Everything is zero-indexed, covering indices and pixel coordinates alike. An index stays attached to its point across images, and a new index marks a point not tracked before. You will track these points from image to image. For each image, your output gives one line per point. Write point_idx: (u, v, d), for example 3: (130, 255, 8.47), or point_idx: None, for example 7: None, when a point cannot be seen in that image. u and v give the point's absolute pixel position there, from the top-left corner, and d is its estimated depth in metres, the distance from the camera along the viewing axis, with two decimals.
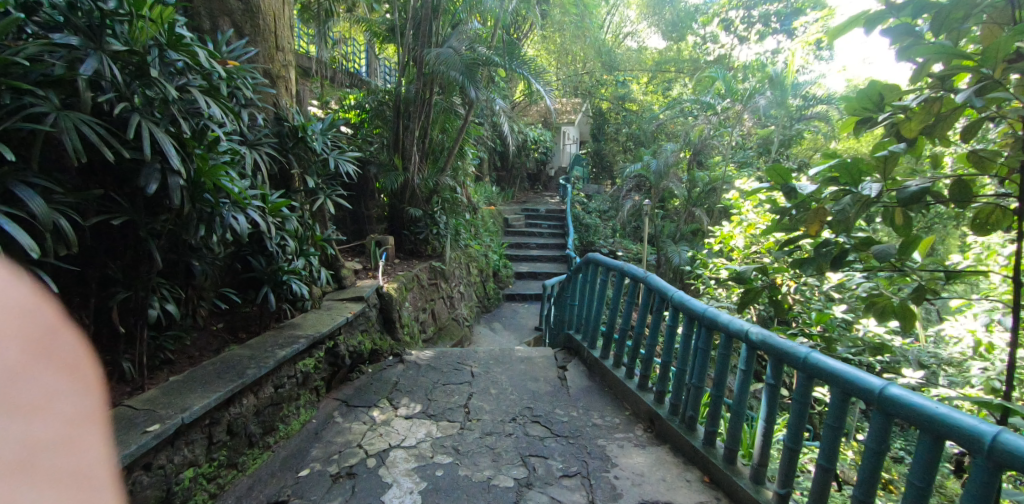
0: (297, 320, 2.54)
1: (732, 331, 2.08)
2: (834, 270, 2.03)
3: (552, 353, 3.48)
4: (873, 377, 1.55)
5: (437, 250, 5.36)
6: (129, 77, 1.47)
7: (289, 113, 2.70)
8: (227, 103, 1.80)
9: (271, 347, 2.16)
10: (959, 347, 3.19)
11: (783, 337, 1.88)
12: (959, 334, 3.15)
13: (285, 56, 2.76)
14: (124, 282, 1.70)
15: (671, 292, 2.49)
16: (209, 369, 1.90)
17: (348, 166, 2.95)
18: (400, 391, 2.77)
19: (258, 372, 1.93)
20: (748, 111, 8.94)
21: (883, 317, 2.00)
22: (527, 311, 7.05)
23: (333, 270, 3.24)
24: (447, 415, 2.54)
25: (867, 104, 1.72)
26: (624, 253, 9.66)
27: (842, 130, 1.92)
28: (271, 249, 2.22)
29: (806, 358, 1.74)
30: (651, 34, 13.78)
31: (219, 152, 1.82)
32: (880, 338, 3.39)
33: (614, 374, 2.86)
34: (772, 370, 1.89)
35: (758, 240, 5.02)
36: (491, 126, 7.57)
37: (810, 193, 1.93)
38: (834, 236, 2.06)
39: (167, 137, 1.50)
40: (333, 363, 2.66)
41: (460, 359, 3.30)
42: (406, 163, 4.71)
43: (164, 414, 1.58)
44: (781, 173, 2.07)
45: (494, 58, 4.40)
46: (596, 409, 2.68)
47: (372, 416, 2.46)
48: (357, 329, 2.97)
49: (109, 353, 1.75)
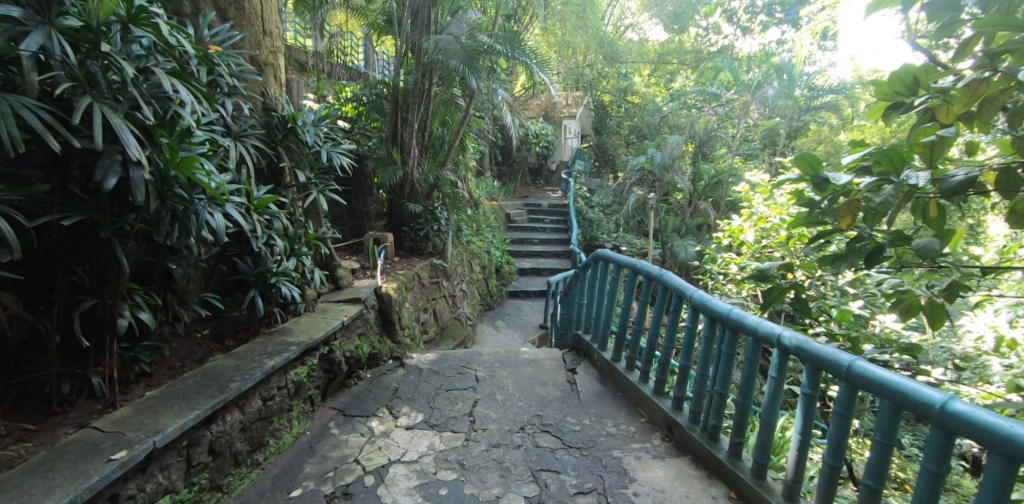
0: (289, 325, 2.35)
1: (761, 335, 1.90)
2: (868, 267, 1.88)
3: (560, 354, 3.30)
4: (932, 389, 1.36)
5: (438, 247, 5.15)
6: (85, 53, 1.27)
7: (279, 103, 2.50)
8: (200, 86, 1.59)
9: (259, 356, 1.98)
10: (973, 340, 3.08)
11: (821, 342, 1.69)
12: (979, 329, 3.04)
13: (273, 43, 2.54)
14: (90, 288, 1.52)
15: (690, 291, 2.31)
16: (189, 384, 1.72)
17: (342, 159, 2.74)
18: (401, 399, 2.60)
19: (242, 385, 1.75)
20: (756, 102, 8.76)
21: (909, 314, 1.86)
22: (530, 309, 6.89)
23: (328, 270, 3.05)
24: (450, 425, 2.37)
25: (898, 87, 1.56)
26: (628, 247, 9.46)
27: (871, 116, 1.75)
28: (257, 249, 2.03)
29: (850, 366, 1.56)
30: (653, 25, 13.59)
31: (194, 143, 1.62)
32: (897, 335, 3.35)
33: (628, 379, 2.69)
34: (808, 379, 1.72)
35: (768, 235, 4.84)
36: (492, 119, 7.39)
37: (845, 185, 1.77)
38: (869, 230, 1.93)
39: (126, 123, 1.30)
40: (329, 370, 2.49)
41: (464, 363, 3.13)
42: (405, 157, 4.52)
43: (133, 439, 1.40)
44: (813, 161, 1.93)
45: (496, 46, 4.18)
46: (610, 417, 2.51)
47: (370, 428, 2.30)
48: (354, 333, 2.80)
49: (80, 368, 1.59)
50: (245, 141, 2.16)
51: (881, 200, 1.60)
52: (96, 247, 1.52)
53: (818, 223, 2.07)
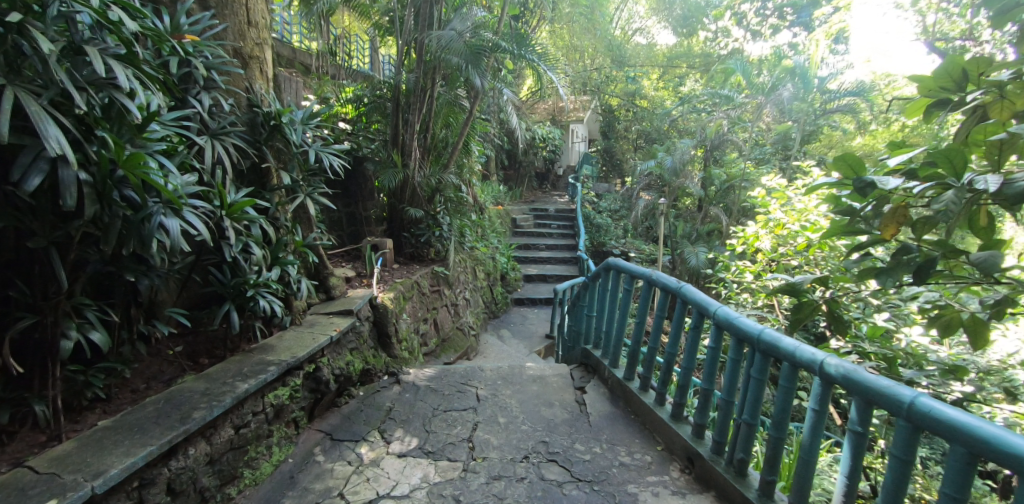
0: (272, 341, 2.14)
1: (799, 361, 1.67)
2: (918, 282, 1.68)
3: (568, 371, 3.08)
4: (1019, 437, 1.14)
5: (441, 253, 4.93)
6: (5, 28, 1.06)
7: (265, 99, 2.31)
8: (152, 73, 1.41)
9: (232, 379, 1.77)
10: (998, 354, 2.80)
11: (872, 372, 1.47)
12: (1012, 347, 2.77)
13: (259, 34, 2.35)
14: (32, 305, 1.34)
15: (713, 307, 2.10)
16: (147, 413, 1.53)
17: (333, 159, 2.53)
18: (394, 420, 2.38)
19: (207, 414, 1.54)
20: (771, 104, 8.57)
21: (947, 331, 1.70)
22: (536, 318, 6.65)
23: (319, 279, 2.84)
24: (447, 452, 2.15)
25: (946, 82, 1.43)
26: (637, 254, 9.22)
27: (909, 115, 1.60)
28: (231, 258, 1.83)
29: (911, 404, 1.33)
30: (661, 29, 13.39)
31: (149, 139, 1.43)
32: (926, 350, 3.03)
33: (642, 401, 2.46)
34: (858, 415, 1.49)
35: (786, 243, 4.60)
36: (498, 121, 7.23)
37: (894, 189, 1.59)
38: (918, 242, 1.74)
39: (52, 114, 1.11)
40: (316, 390, 2.28)
41: (465, 379, 2.91)
42: (406, 160, 4.32)
43: (68, 483, 1.20)
44: (855, 162, 1.75)
45: (502, 43, 3.97)
46: (623, 444, 2.27)
47: (358, 455, 2.08)
48: (345, 348, 2.59)
49: (21, 394, 1.39)
50: (224, 139, 2.00)
51: (942, 206, 1.39)
52: (37, 258, 1.33)
53: (857, 232, 1.89)
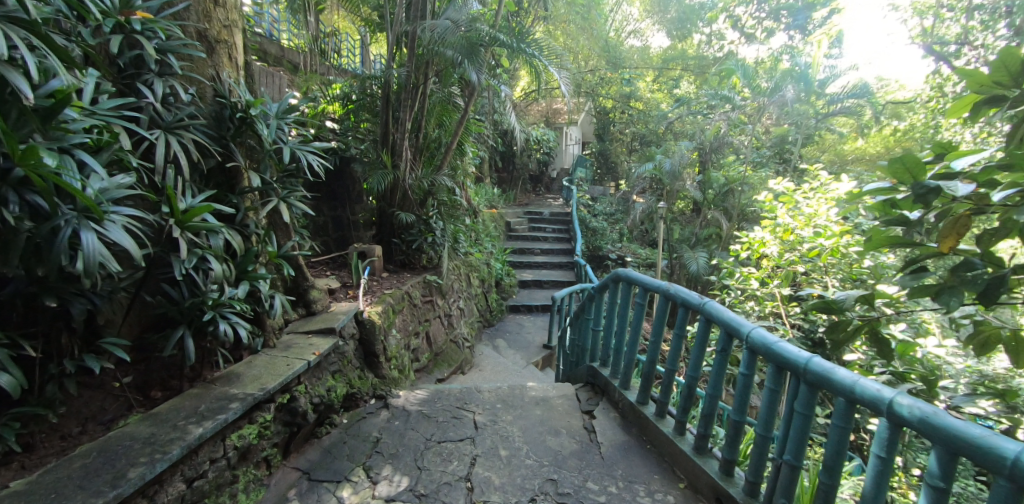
0: (238, 370, 1.86)
1: (859, 398, 1.40)
2: (985, 305, 1.44)
3: (573, 391, 2.81)
4: None
5: (433, 261, 4.64)
6: None
7: (233, 90, 2.03)
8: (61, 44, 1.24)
9: (184, 422, 1.50)
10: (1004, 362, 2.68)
11: (956, 416, 1.21)
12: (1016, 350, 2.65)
13: (227, 15, 2.06)
14: None
15: (745, 329, 1.83)
16: (71, 472, 1.26)
17: (312, 158, 2.22)
18: (381, 455, 2.09)
19: (146, 472, 1.28)
20: (774, 106, 8.13)
21: (985, 350, 1.57)
22: (532, 326, 6.38)
23: (299, 292, 2.55)
24: (442, 495, 1.87)
25: (1000, 78, 1.32)
26: (633, 258, 8.98)
27: (953, 114, 1.51)
28: (182, 273, 1.56)
29: (1018, 461, 1.07)
30: (656, 32, 13.16)
31: (67, 129, 1.26)
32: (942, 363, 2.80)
33: (659, 430, 2.19)
34: (937, 466, 1.23)
35: (793, 249, 4.35)
36: (492, 123, 6.97)
37: (962, 194, 1.40)
38: (982, 259, 1.50)
39: None
40: (290, 422, 1.99)
41: (461, 403, 2.63)
42: (396, 160, 4.04)
43: None
44: (915, 165, 1.49)
45: (500, 36, 3.69)
46: (642, 482, 2.00)
47: (339, 500, 1.79)
48: (326, 371, 2.30)
49: None
50: (180, 134, 1.74)
51: None
52: None
53: (906, 246, 1.65)
